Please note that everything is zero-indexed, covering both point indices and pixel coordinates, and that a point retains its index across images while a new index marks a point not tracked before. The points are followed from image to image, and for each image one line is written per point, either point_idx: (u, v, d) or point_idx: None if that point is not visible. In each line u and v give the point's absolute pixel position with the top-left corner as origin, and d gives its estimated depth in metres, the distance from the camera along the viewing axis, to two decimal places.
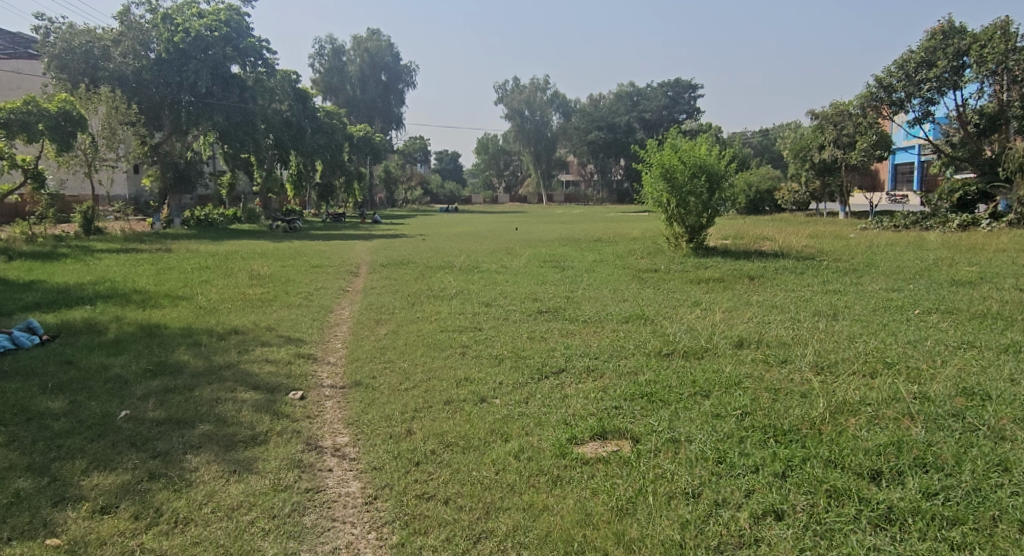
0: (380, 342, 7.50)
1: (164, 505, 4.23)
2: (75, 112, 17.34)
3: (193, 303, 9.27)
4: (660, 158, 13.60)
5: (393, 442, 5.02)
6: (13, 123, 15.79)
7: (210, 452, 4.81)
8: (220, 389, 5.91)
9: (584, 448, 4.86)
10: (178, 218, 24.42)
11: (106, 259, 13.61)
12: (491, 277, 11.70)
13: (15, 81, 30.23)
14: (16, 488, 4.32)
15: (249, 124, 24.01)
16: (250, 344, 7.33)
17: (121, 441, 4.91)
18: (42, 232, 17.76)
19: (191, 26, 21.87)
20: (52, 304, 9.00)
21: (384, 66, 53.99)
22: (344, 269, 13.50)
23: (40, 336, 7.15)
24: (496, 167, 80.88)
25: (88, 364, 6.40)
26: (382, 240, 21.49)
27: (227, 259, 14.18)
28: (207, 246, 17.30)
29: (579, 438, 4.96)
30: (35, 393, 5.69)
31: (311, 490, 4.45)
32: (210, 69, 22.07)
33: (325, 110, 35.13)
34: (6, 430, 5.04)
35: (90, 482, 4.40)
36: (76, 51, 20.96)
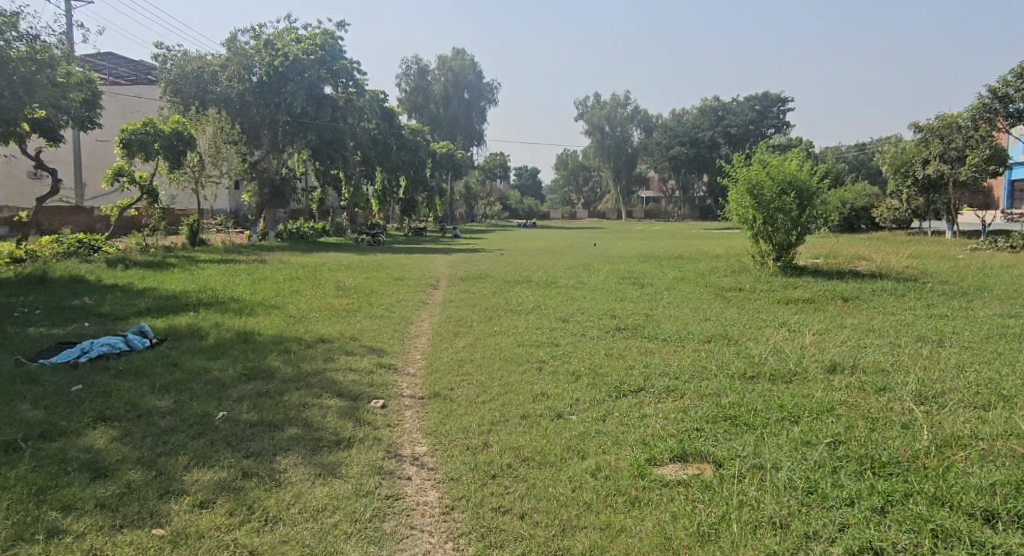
0: (458, 354, 7.55)
1: (256, 503, 4.34)
2: (187, 133, 18.32)
3: (285, 312, 9.63)
4: (747, 173, 13.25)
5: (470, 454, 5.02)
6: (131, 143, 17.18)
7: (298, 455, 4.94)
8: (308, 395, 6.07)
9: (663, 470, 4.72)
10: (273, 231, 25.44)
11: (206, 269, 14.26)
12: (569, 292, 11.60)
13: (136, 105, 32.42)
14: (127, 479, 4.51)
15: (340, 142, 24.85)
16: (334, 353, 7.52)
17: (219, 440, 5.11)
18: (154, 244, 18.79)
19: (290, 51, 22.85)
20: (161, 310, 9.50)
21: (467, 85, 54.90)
22: (424, 281, 13.70)
23: (150, 339, 7.56)
24: (575, 183, 81.22)
25: (190, 367, 6.72)
26: (463, 254, 21.54)
27: (316, 270, 14.65)
28: (298, 257, 17.93)
29: (659, 459, 4.83)
30: (145, 392, 5.98)
31: (391, 496, 4.49)
32: (305, 91, 23.02)
33: (410, 128, 36.00)
34: (119, 425, 5.31)
35: (190, 477, 4.57)
36: (189, 76, 22.48)
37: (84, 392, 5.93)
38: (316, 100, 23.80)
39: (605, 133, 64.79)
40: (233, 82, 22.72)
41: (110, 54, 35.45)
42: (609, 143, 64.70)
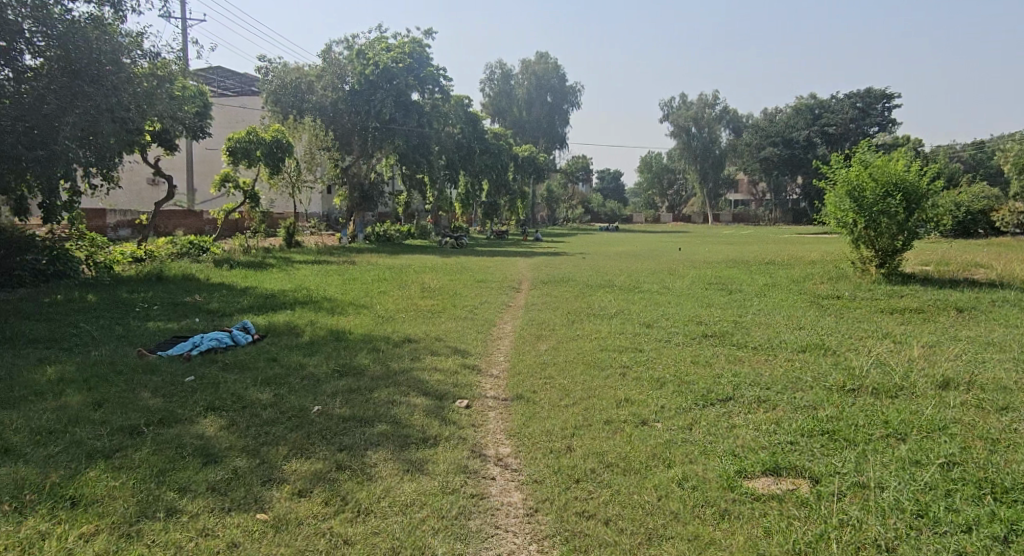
0: (541, 357, 7.59)
1: (349, 495, 4.50)
2: (286, 141, 19.17)
3: (373, 312, 9.92)
4: (846, 175, 12.77)
5: (553, 457, 5.05)
6: (237, 151, 18.18)
7: (387, 450, 5.10)
8: (396, 393, 6.26)
9: (754, 483, 4.61)
10: (362, 234, 26.24)
11: (302, 270, 14.87)
12: (653, 298, 11.47)
13: (241, 115, 34.20)
14: (233, 466, 4.77)
15: (426, 147, 25.38)
16: (420, 352, 7.70)
17: (314, 432, 5.33)
18: (254, 245, 19.74)
19: (381, 60, 23.55)
20: (261, 308, 10.01)
21: (551, 88, 54.97)
22: (507, 284, 13.83)
23: (252, 334, 7.98)
24: (660, 187, 80.16)
25: (288, 362, 7.05)
26: (546, 258, 21.54)
27: (402, 272, 15.02)
28: (386, 260, 18.43)
29: (749, 471, 4.71)
30: (248, 385, 6.32)
31: (476, 495, 4.57)
32: (394, 98, 23.78)
33: (494, 132, 36.39)
34: (225, 415, 5.63)
35: (289, 467, 4.79)
36: (288, 87, 23.40)
37: (195, 383, 6.31)
38: (405, 106, 24.36)
39: (692, 135, 63.41)
40: (328, 91, 23.58)
41: (219, 68, 37.60)
42: (695, 145, 63.49)
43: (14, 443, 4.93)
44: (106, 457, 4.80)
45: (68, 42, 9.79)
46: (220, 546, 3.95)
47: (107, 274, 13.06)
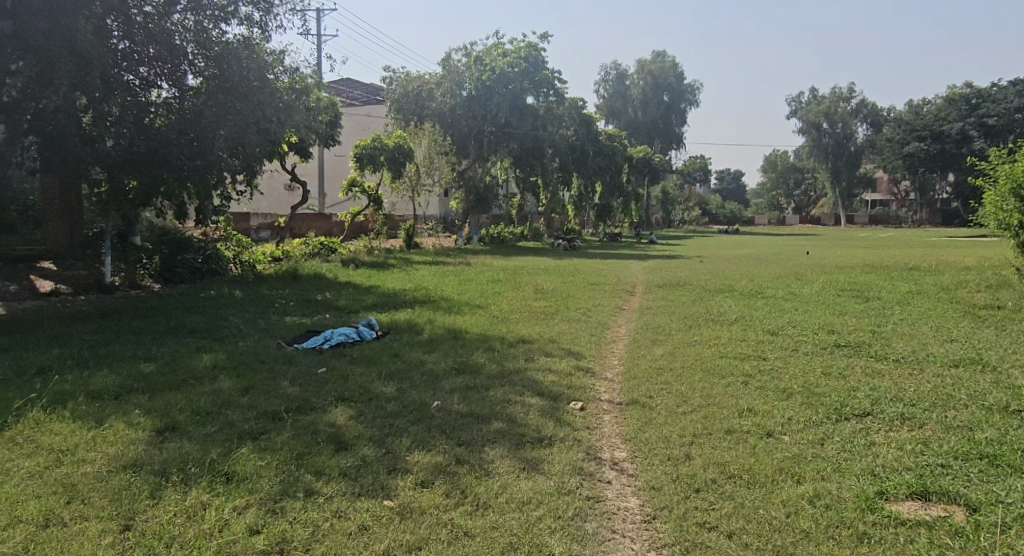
0: (657, 362, 7.47)
1: (468, 488, 4.62)
2: (407, 146, 19.86)
3: (488, 312, 10.12)
4: (1010, 171, 11.77)
5: (672, 464, 4.97)
6: (362, 157, 19.09)
7: (504, 447, 5.19)
8: (511, 392, 6.36)
9: (899, 506, 4.35)
10: (476, 235, 26.81)
11: (421, 270, 15.37)
12: (778, 304, 11.05)
13: (366, 123, 35.84)
14: (362, 453, 5.02)
15: (539, 150, 25.70)
16: (535, 353, 7.78)
17: (434, 426, 5.52)
18: (377, 245, 20.61)
19: (496, 65, 23.98)
20: (384, 305, 10.46)
21: (668, 87, 53.99)
22: (621, 287, 13.70)
23: (376, 331, 8.37)
24: (785, 187, 76.96)
25: (409, 358, 7.33)
26: (661, 261, 21.10)
27: (516, 274, 15.18)
28: (500, 261, 18.70)
29: (893, 494, 4.45)
30: (373, 378, 6.62)
31: (592, 498, 4.57)
32: (509, 102, 24.10)
33: (608, 133, 36.16)
34: (353, 405, 5.93)
35: (412, 458, 4.98)
36: (409, 95, 24.53)
37: (327, 374, 6.69)
38: (519, 110, 24.58)
39: (823, 131, 60.35)
40: (446, 98, 24.31)
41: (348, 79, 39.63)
42: (827, 142, 60.38)
43: (178, 421, 5.41)
44: (253, 439, 5.18)
45: (222, 61, 10.63)
46: (352, 527, 4.16)
47: (250, 271, 14.08)
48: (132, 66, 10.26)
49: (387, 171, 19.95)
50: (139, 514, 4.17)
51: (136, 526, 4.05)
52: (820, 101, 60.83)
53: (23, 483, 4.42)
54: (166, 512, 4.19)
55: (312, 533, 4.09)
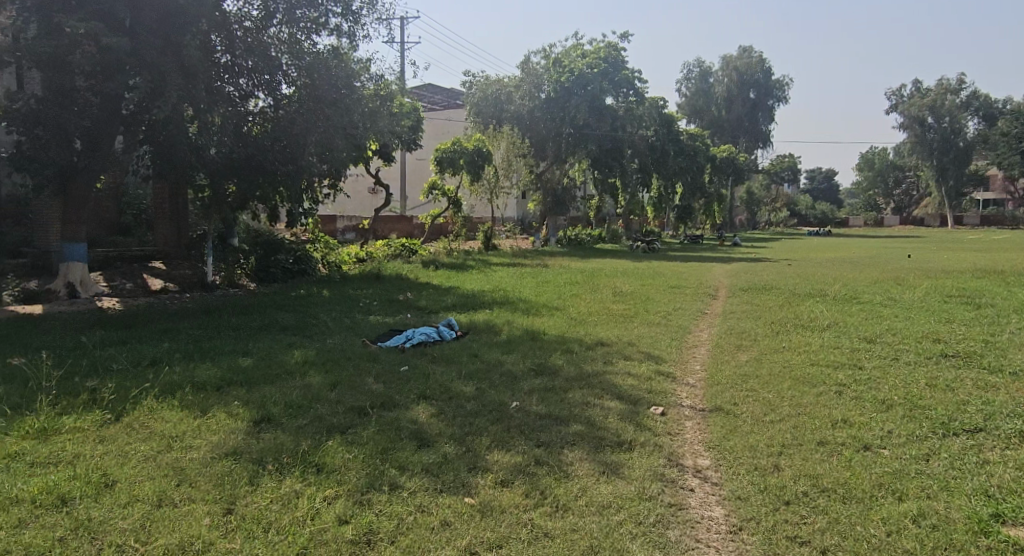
0: (742, 369, 7.32)
1: (548, 490, 4.67)
2: (486, 149, 20.04)
3: (566, 314, 10.14)
4: None
5: (759, 475, 4.87)
6: (442, 160, 19.47)
7: (583, 450, 5.21)
8: (590, 395, 6.37)
9: (1015, 530, 4.13)
10: (554, 238, 26.87)
11: (500, 272, 15.53)
12: (875, 310, 10.62)
13: (447, 127, 36.43)
14: (444, 451, 5.14)
15: (619, 150, 25.23)
16: (614, 356, 7.75)
17: (514, 427, 5.59)
18: (457, 247, 20.94)
19: (575, 66, 24.02)
20: (463, 306, 10.63)
21: (755, 84, 52.51)
22: (703, 291, 13.47)
23: (456, 332, 8.53)
24: (882, 186, 73.59)
25: (488, 358, 7.44)
26: (747, 264, 20.58)
27: (595, 276, 15.14)
28: (579, 263, 18.69)
29: (1009, 517, 4.22)
30: (453, 377, 6.76)
31: (674, 505, 4.54)
32: (588, 103, 23.99)
33: (690, 133, 35.57)
34: (434, 403, 6.07)
35: (493, 458, 5.07)
36: (489, 98, 24.89)
37: (409, 373, 6.87)
38: (597, 111, 24.28)
39: (928, 126, 57.39)
40: (525, 100, 24.56)
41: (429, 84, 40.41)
42: (933, 137, 57.44)
43: (272, 413, 5.68)
44: (341, 433, 5.39)
45: (313, 70, 11.03)
46: (435, 523, 4.27)
47: (336, 272, 14.58)
48: (233, 78, 10.77)
49: (467, 174, 20.22)
50: (239, 500, 4.40)
51: (237, 511, 4.28)
52: (925, 95, 58.00)
53: (138, 465, 4.74)
54: (263, 498, 4.42)
55: (397, 526, 4.23)
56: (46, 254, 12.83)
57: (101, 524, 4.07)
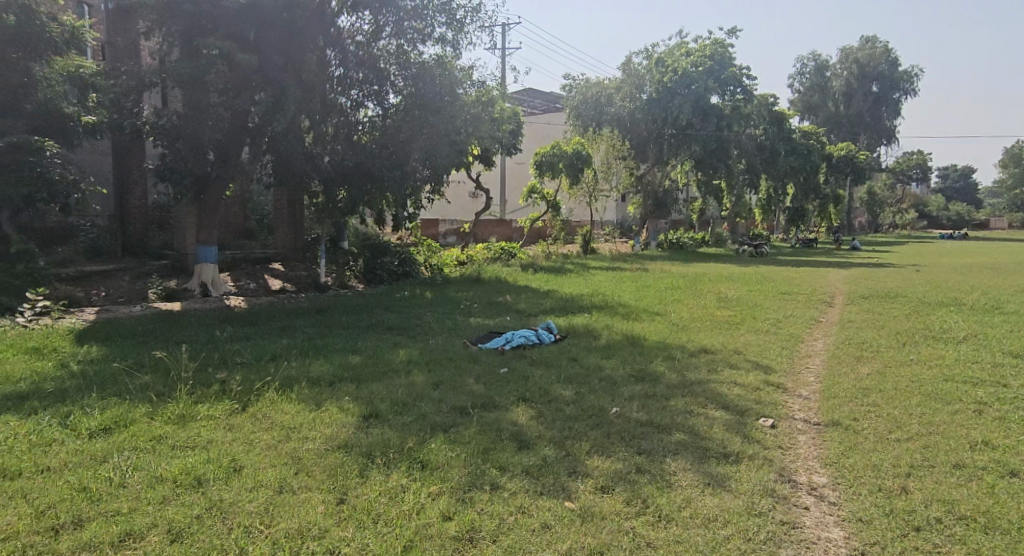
0: (863, 382, 6.95)
1: (650, 498, 4.62)
2: (585, 152, 19.92)
3: (667, 320, 9.97)
4: None
5: (884, 497, 4.63)
6: (542, 164, 19.70)
7: (686, 460, 5.12)
8: (693, 403, 6.24)
9: None
10: (655, 241, 26.48)
11: (599, 276, 15.46)
12: (1018, 322, 9.82)
13: (547, 131, 36.61)
14: (543, 454, 5.17)
15: (724, 151, 24.06)
16: (720, 365, 7.55)
17: (614, 433, 5.56)
18: (556, 250, 21.02)
19: (679, 65, 23.22)
20: (562, 310, 10.65)
21: (879, 76, 49.84)
22: (817, 298, 12.90)
23: (555, 335, 8.57)
24: None
25: (588, 362, 7.44)
26: (865, 270, 19.52)
27: (698, 281, 14.81)
28: (681, 268, 18.33)
29: None
30: (553, 381, 6.79)
31: (787, 523, 4.39)
32: (693, 102, 22.99)
33: (804, 131, 34.13)
34: (533, 406, 6.13)
35: (593, 463, 5.06)
36: (589, 101, 24.69)
37: (509, 374, 6.96)
38: (702, 110, 23.41)
39: None
40: (626, 102, 24.19)
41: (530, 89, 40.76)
42: None
43: (380, 409, 5.90)
44: (444, 431, 5.53)
45: (419, 80, 11.43)
46: (535, 524, 4.31)
47: (439, 274, 14.95)
48: (346, 90, 11.26)
49: (565, 177, 20.22)
50: (351, 490, 4.59)
51: (349, 501, 4.48)
52: None
53: (261, 453, 5.04)
54: (372, 490, 4.60)
55: (498, 525, 4.29)
56: (183, 256, 13.86)
57: (231, 505, 4.35)
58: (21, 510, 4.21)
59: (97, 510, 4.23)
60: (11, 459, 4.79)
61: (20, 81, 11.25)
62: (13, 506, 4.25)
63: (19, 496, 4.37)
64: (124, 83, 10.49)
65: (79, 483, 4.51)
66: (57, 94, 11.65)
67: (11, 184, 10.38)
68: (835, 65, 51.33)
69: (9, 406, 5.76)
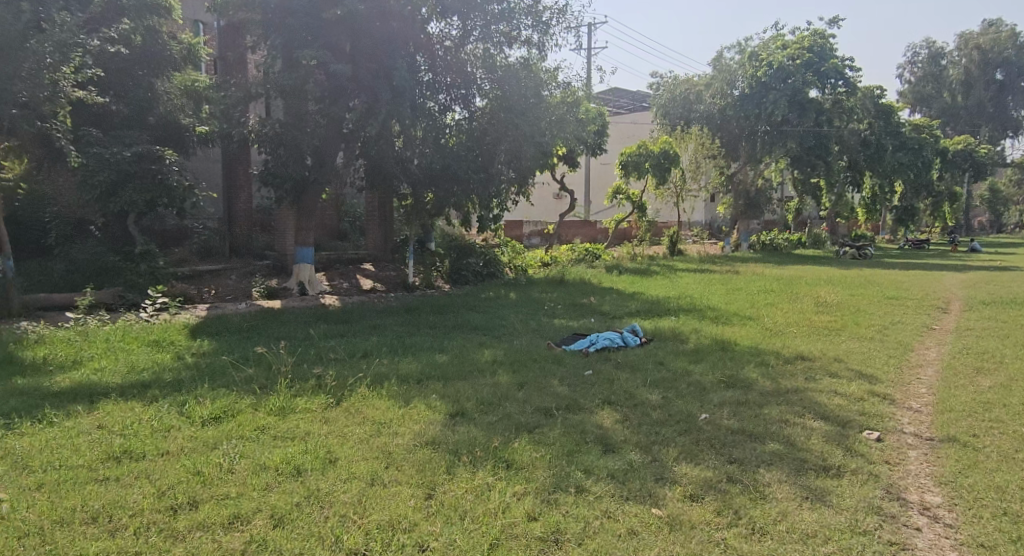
0: (983, 396, 6.47)
1: (743, 510, 4.45)
2: (672, 151, 19.45)
3: (760, 324, 9.61)
4: None
5: (1008, 521, 4.30)
6: (628, 164, 19.52)
7: (782, 472, 4.91)
8: (789, 412, 5.99)
9: None
10: (747, 242, 25.68)
11: (687, 278, 15.11)
12: None
13: (632, 130, 36.08)
14: (630, 458, 5.07)
15: (824, 147, 22.89)
16: (818, 373, 7.21)
17: (703, 440, 5.39)
18: (641, 252, 20.70)
19: (775, 59, 22.56)
20: (648, 312, 10.46)
21: (1002, 62, 46.68)
22: (930, 303, 12.14)
23: (640, 338, 8.42)
24: None
25: (675, 367, 7.25)
26: (983, 273, 18.23)
27: (795, 284, 14.25)
28: (775, 270, 17.69)
29: None
30: (639, 385, 6.66)
31: (896, 544, 4.13)
32: (789, 97, 22.15)
33: (913, 124, 32.26)
34: (618, 409, 6.02)
35: (681, 470, 4.92)
36: (677, 98, 24.70)
37: (594, 377, 6.87)
38: (799, 105, 22.50)
39: None
40: (716, 99, 23.91)
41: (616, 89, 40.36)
42: None
43: (465, 408, 5.94)
44: (528, 431, 5.51)
45: (505, 82, 11.50)
46: (622, 530, 4.22)
47: (523, 275, 14.97)
48: (435, 94, 11.40)
49: (652, 177, 19.84)
50: (438, 487, 4.63)
51: (437, 497, 4.51)
52: None
53: (354, 446, 5.16)
54: (459, 488, 4.62)
55: (584, 528, 4.23)
56: (283, 256, 14.44)
57: (328, 495, 4.46)
58: (144, 490, 4.43)
59: (210, 494, 4.42)
60: (135, 442, 5.09)
61: (144, 96, 12.21)
62: (137, 486, 4.48)
63: (142, 477, 4.61)
64: (234, 94, 11.04)
65: (193, 467, 4.72)
66: (176, 106, 12.80)
67: (134, 190, 11.14)
68: (951, 52, 48.42)
69: (132, 393, 6.12)
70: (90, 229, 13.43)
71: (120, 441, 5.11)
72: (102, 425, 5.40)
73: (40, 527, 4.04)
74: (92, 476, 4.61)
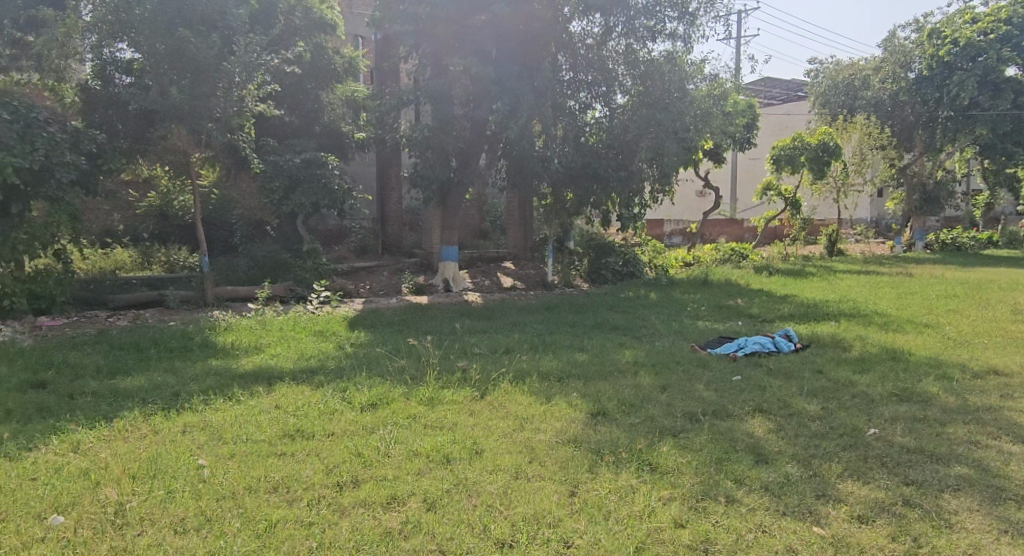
0: None
1: (923, 538, 3.99)
2: (832, 142, 18.08)
3: (940, 333, 8.71)
4: None
5: None
6: (780, 158, 18.45)
7: (972, 499, 4.37)
8: (978, 433, 5.35)
9: None
10: (921, 241, 23.57)
11: (848, 281, 14.03)
12: None
13: (784, 121, 34.00)
14: (787, 470, 4.71)
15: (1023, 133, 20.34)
16: (1014, 391, 6.39)
17: (873, 457, 4.92)
18: (795, 252, 19.58)
19: (962, 34, 20.11)
20: (804, 316, 9.80)
21: None
22: None
23: (795, 343, 7.86)
24: None
25: (836, 377, 6.69)
26: None
27: (982, 289, 12.85)
28: (955, 273, 16.05)
29: None
30: (795, 393, 6.21)
31: None
32: (979, 78, 19.85)
33: None
34: (773, 418, 5.64)
35: (846, 488, 4.50)
36: (840, 86, 23.03)
37: (744, 383, 6.49)
38: (992, 86, 20.10)
39: None
40: (886, 83, 22.11)
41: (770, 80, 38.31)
42: None
43: (608, 408, 5.78)
44: (674, 435, 5.27)
45: (648, 78, 11.20)
46: (779, 546, 3.91)
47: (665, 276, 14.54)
48: (575, 92, 11.46)
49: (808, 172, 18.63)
50: (581, 484, 4.52)
51: (580, 494, 4.40)
52: None
53: (500, 439, 5.15)
54: (603, 487, 4.48)
55: (736, 541, 3.96)
56: (428, 253, 14.91)
57: (475, 484, 4.47)
58: (315, 465, 4.65)
59: (370, 474, 4.56)
60: (307, 422, 5.36)
61: (311, 107, 13.18)
62: (310, 461, 4.71)
63: (314, 454, 4.83)
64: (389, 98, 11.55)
65: (355, 449, 4.89)
66: (338, 115, 13.50)
67: (303, 193, 11.84)
68: None
69: (303, 378, 6.48)
70: (266, 228, 14.53)
71: (294, 419, 5.41)
72: (279, 405, 5.74)
73: (234, 492, 4.32)
74: (272, 450, 4.89)
